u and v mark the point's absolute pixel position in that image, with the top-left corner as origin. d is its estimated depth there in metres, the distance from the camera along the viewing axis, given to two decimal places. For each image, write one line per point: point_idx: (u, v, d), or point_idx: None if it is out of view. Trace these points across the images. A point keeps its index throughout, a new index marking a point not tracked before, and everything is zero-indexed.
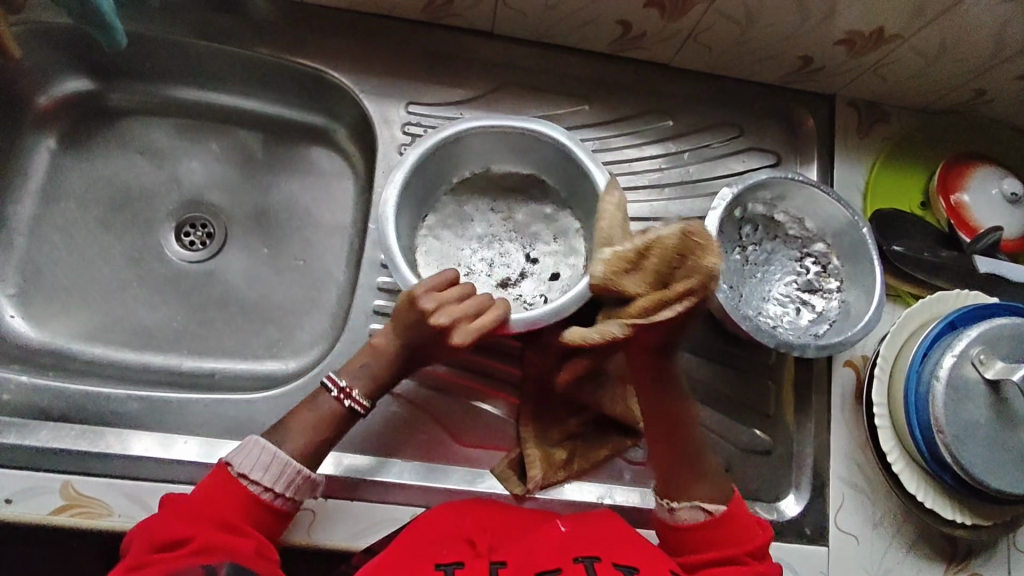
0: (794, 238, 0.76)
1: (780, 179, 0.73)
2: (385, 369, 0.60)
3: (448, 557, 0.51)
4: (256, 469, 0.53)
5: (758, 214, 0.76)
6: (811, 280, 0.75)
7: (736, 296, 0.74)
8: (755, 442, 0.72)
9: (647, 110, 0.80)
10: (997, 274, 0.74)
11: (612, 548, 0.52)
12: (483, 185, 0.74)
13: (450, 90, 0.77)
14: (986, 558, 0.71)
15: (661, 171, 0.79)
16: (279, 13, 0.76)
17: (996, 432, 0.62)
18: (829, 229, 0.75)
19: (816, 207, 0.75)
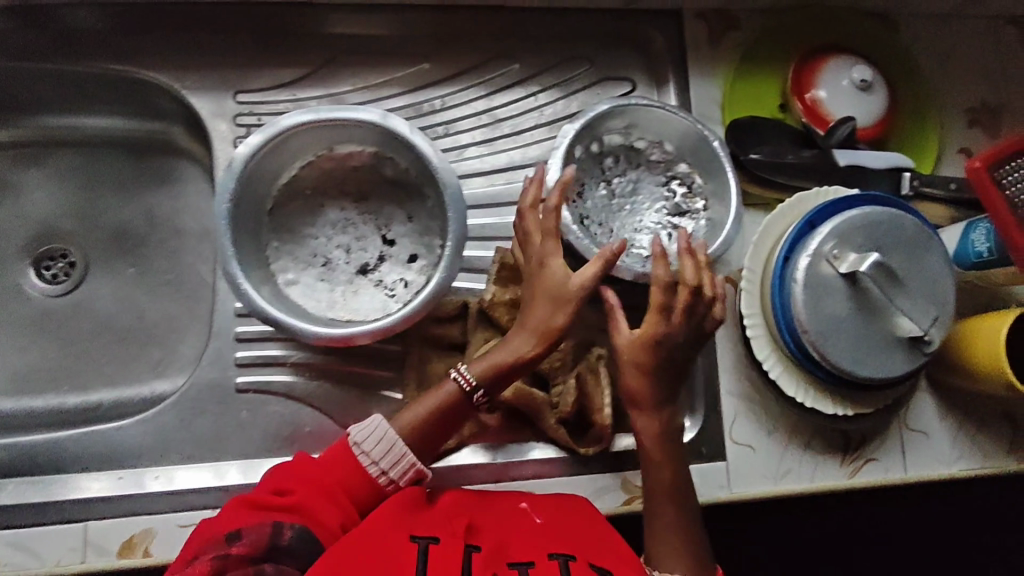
0: (656, 165, 0.75)
1: (623, 106, 0.71)
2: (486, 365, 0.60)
3: (424, 530, 0.51)
4: (370, 441, 0.56)
5: (616, 145, 0.75)
6: (678, 205, 0.74)
7: (601, 233, 0.72)
8: None
9: (491, 57, 0.77)
10: (857, 164, 0.73)
11: (588, 542, 0.54)
12: (326, 170, 0.70)
13: (280, 72, 0.73)
14: (881, 443, 0.73)
15: (514, 117, 0.77)
16: (79, 19, 0.71)
17: (859, 322, 0.62)
18: (687, 147, 0.74)
19: (672, 129, 0.73)
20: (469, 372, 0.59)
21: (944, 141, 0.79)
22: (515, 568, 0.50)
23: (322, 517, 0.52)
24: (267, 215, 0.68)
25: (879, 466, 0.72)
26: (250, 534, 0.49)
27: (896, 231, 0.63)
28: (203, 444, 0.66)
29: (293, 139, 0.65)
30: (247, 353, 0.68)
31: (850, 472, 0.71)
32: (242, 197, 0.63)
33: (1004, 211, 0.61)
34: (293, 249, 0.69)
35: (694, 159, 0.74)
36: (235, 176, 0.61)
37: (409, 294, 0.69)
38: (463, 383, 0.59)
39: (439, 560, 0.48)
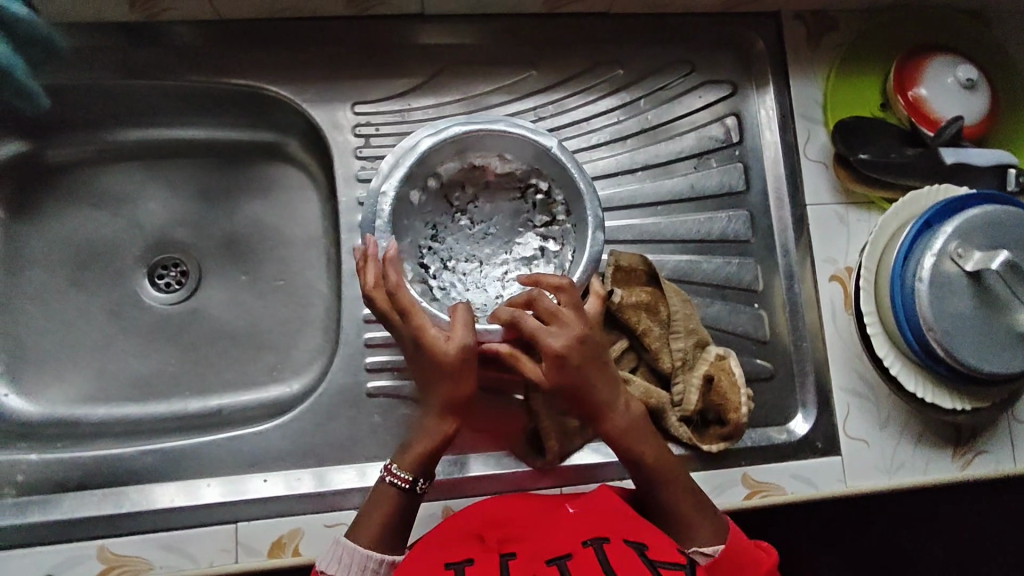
0: (504, 179, 0.75)
1: (446, 139, 0.69)
2: (419, 442, 0.59)
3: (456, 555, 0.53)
4: (332, 564, 0.56)
5: (451, 172, 0.74)
6: (539, 214, 0.75)
7: (472, 270, 0.74)
8: (757, 370, 0.74)
9: (594, 63, 0.78)
10: (962, 161, 0.73)
11: (620, 524, 0.55)
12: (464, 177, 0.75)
13: (394, 82, 0.75)
14: (992, 436, 0.74)
15: (620, 122, 0.78)
16: (201, 36, 0.73)
17: (983, 319, 0.64)
18: (530, 160, 0.73)
19: (502, 143, 0.72)
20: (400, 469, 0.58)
21: None
22: (553, 564, 0.50)
23: None
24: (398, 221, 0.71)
25: (990, 458, 0.73)
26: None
27: (1015, 231, 0.65)
28: (337, 446, 0.68)
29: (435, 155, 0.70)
30: (378, 357, 0.70)
31: (962, 465, 0.73)
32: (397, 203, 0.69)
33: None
34: (417, 251, 0.73)
35: (535, 165, 0.73)
36: (390, 203, 0.67)
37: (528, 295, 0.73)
38: (400, 482, 0.58)
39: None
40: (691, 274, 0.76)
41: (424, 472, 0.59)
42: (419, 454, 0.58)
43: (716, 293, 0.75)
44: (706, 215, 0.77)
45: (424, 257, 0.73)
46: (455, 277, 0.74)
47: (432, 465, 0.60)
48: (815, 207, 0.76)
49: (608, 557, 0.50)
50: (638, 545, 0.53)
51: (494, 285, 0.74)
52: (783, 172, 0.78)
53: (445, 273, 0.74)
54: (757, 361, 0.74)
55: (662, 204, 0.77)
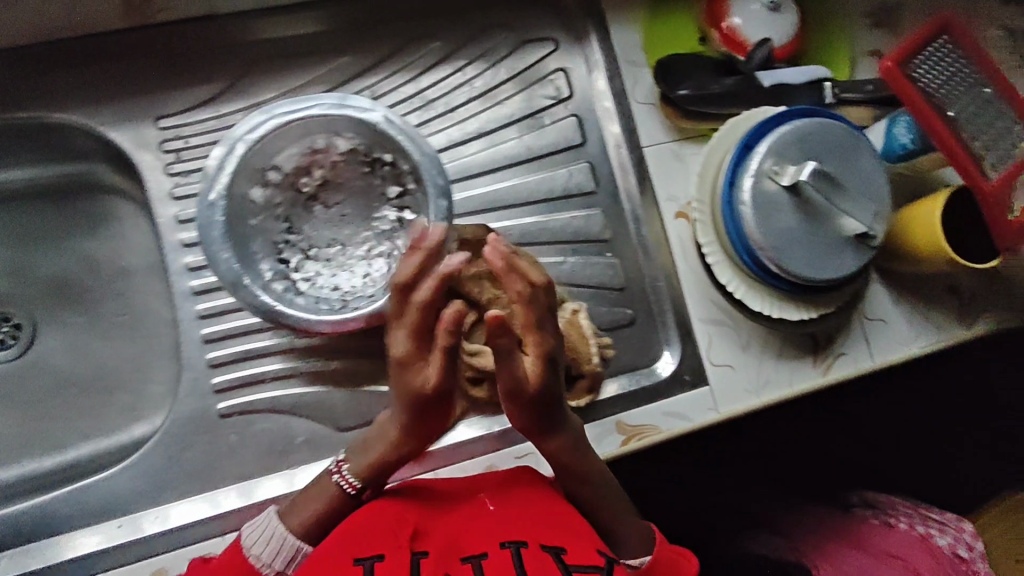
0: (349, 157, 0.67)
1: (265, 129, 0.63)
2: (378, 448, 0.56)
3: (367, 549, 0.50)
4: (259, 543, 0.54)
5: (290, 160, 0.66)
6: (390, 186, 0.68)
7: (337, 254, 0.68)
8: (618, 317, 0.75)
9: (409, 38, 0.75)
10: (779, 82, 0.75)
11: (538, 525, 0.54)
12: (302, 162, 0.67)
13: (197, 90, 0.71)
14: (847, 338, 0.77)
15: (447, 93, 0.75)
16: None
17: (808, 229, 0.66)
18: (364, 138, 0.65)
19: (331, 122, 0.64)
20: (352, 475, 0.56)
21: (854, 47, 0.82)
22: (467, 563, 0.50)
23: None
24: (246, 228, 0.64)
25: (848, 359, 0.77)
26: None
27: (823, 138, 0.66)
28: (195, 474, 0.64)
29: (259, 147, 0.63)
30: (224, 376, 0.67)
31: (823, 371, 0.76)
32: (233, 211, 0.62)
33: (940, 123, 0.65)
34: (271, 247, 0.66)
35: (370, 137, 0.65)
36: (223, 211, 0.61)
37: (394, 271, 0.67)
38: (346, 487, 0.56)
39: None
40: (539, 235, 0.74)
41: (376, 477, 0.57)
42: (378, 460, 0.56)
43: (568, 250, 0.75)
44: (546, 173, 0.75)
45: (282, 252, 0.66)
46: (320, 264, 0.67)
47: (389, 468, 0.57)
48: (653, 147, 0.76)
49: (523, 560, 0.50)
50: (555, 551, 0.52)
51: (360, 266, 0.68)
52: (616, 118, 0.78)
53: (308, 263, 0.67)
54: (618, 309, 0.75)
55: (504, 167, 0.74)
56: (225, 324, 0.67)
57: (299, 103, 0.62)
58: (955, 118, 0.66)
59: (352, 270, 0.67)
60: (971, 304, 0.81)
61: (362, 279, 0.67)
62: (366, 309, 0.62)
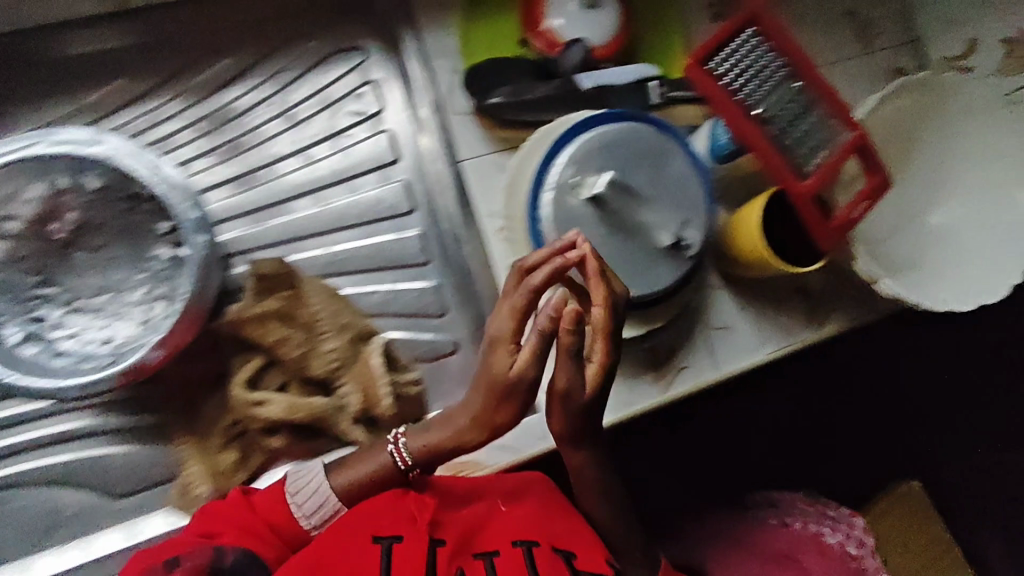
0: (102, 195, 0.59)
1: None
2: (432, 443, 0.57)
3: (389, 528, 0.55)
4: (302, 492, 0.57)
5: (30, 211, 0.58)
6: (158, 222, 0.60)
7: (107, 302, 0.61)
8: (442, 346, 0.70)
9: (195, 57, 0.68)
10: (603, 83, 0.70)
11: (547, 524, 0.62)
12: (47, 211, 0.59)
13: None
14: (690, 350, 0.73)
15: (239, 115, 0.69)
16: None
17: (616, 243, 0.61)
18: (107, 179, 0.57)
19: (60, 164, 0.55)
20: (407, 452, 0.58)
21: (691, 41, 0.78)
22: (478, 559, 0.57)
23: (264, 548, 0.54)
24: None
25: (691, 372, 0.73)
26: (190, 560, 0.50)
27: (628, 144, 0.61)
28: None
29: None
30: None
31: (665, 387, 0.72)
32: None
33: (755, 132, 0.61)
34: (22, 305, 0.59)
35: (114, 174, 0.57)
36: None
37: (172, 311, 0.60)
38: (400, 462, 0.58)
39: (400, 562, 0.53)
40: (348, 263, 0.69)
41: (422, 463, 0.59)
42: (423, 454, 0.58)
43: (380, 278, 0.69)
44: (352, 198, 0.70)
45: (35, 309, 0.60)
46: (87, 316, 0.61)
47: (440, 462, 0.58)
48: (471, 161, 0.70)
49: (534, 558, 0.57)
50: (566, 554, 0.60)
51: (135, 311, 0.61)
52: (432, 131, 0.72)
53: (72, 316, 0.61)
54: (441, 337, 0.70)
55: (305, 192, 0.69)
56: None
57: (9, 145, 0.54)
58: (772, 120, 0.62)
59: (125, 317, 0.61)
60: (820, 304, 0.77)
61: (135, 325, 0.60)
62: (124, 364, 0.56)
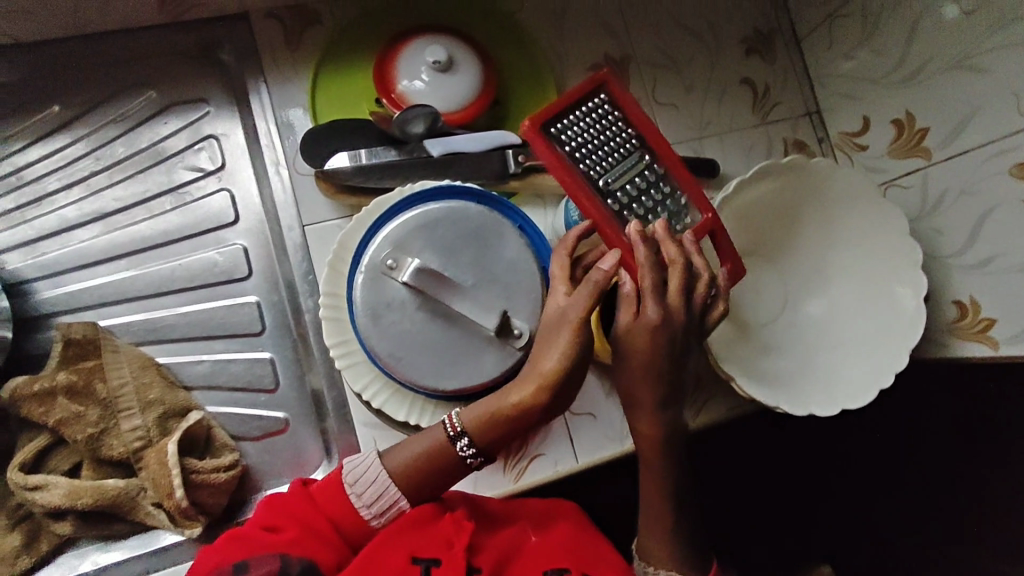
0: None
1: None
2: (489, 407, 0.55)
3: (425, 549, 0.52)
4: (373, 476, 0.54)
5: None
6: None
7: None
8: (269, 424, 0.65)
9: (27, 100, 0.66)
10: (452, 151, 0.66)
11: (577, 555, 0.57)
12: None
13: None
14: (546, 437, 0.67)
15: (68, 166, 0.67)
16: None
17: (433, 330, 0.57)
18: None
19: None
20: (458, 419, 0.55)
21: None
22: None
23: (321, 554, 0.50)
24: None
25: (547, 461, 0.67)
26: (258, 567, 0.47)
27: (456, 226, 0.59)
28: None
29: None
30: None
31: (514, 478, 0.66)
32: None
33: (601, 208, 0.56)
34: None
35: None
36: None
37: None
38: (450, 427, 0.55)
39: None
40: (172, 330, 0.64)
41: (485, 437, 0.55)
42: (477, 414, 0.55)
43: (205, 349, 0.65)
44: (182, 258, 0.66)
45: None
46: None
47: (488, 437, 0.55)
48: (314, 228, 0.66)
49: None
50: None
51: None
52: (276, 190, 0.68)
53: None
54: (268, 412, 0.65)
55: (129, 250, 0.66)
56: None
57: None
58: (614, 194, 0.57)
59: None
60: (696, 393, 0.70)
61: None
62: None
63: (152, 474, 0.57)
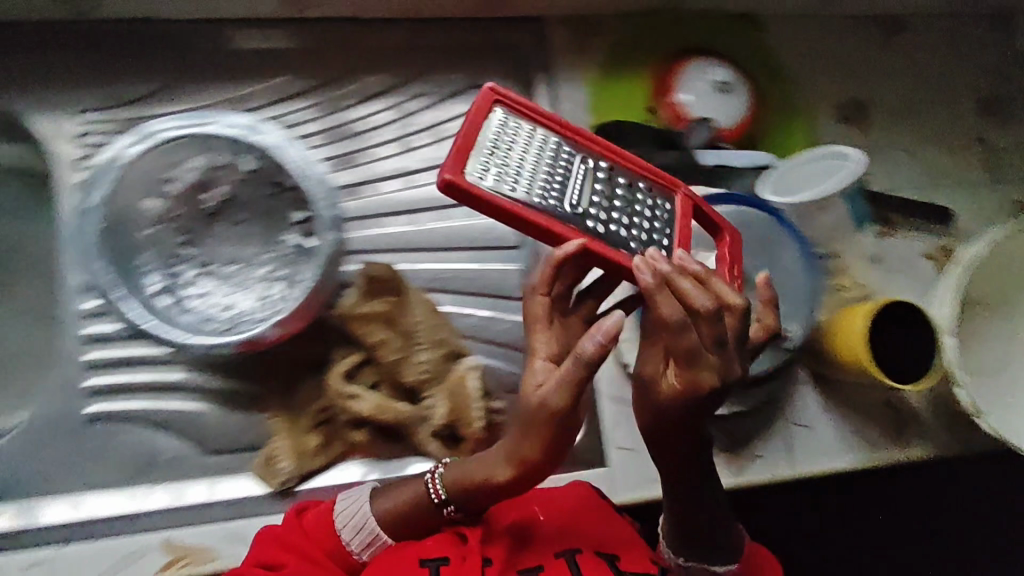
0: (254, 177, 0.66)
1: (168, 138, 0.63)
2: (512, 461, 0.50)
3: (433, 549, 0.52)
4: (351, 527, 0.53)
5: (192, 182, 0.66)
6: (295, 210, 0.67)
7: (234, 272, 0.67)
8: (522, 381, 0.71)
9: (349, 69, 0.75)
10: (723, 163, 0.73)
11: (586, 530, 0.57)
12: (207, 180, 0.66)
13: (111, 90, 0.69)
14: (766, 441, 0.73)
15: (379, 128, 0.75)
16: None
17: None
18: (266, 163, 0.65)
19: (228, 143, 0.64)
20: (441, 481, 0.53)
21: (812, 139, 0.80)
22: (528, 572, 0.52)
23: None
24: (132, 237, 0.64)
25: (765, 464, 0.72)
26: None
27: (743, 228, 0.64)
28: (43, 476, 0.63)
29: (153, 157, 0.64)
30: (95, 380, 0.65)
31: (734, 472, 0.71)
32: (120, 228, 0.63)
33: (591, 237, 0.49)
34: (167, 257, 0.65)
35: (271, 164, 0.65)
36: (104, 219, 0.62)
37: (290, 292, 0.65)
38: (434, 494, 0.53)
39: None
40: (450, 283, 0.72)
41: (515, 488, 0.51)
42: (491, 473, 0.51)
43: (477, 304, 0.72)
44: (468, 221, 0.74)
45: (173, 263, 0.65)
46: (214, 282, 0.66)
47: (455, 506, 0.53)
48: None
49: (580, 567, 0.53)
50: (611, 557, 0.55)
51: (257, 287, 0.66)
52: None
53: (203, 278, 0.66)
54: (523, 370, 0.71)
55: (422, 211, 0.74)
56: (104, 326, 0.66)
57: (207, 117, 0.63)
58: (593, 215, 0.51)
59: (245, 289, 0.66)
60: (901, 425, 0.75)
61: (251, 300, 0.65)
62: (242, 335, 0.61)
63: (444, 403, 0.65)
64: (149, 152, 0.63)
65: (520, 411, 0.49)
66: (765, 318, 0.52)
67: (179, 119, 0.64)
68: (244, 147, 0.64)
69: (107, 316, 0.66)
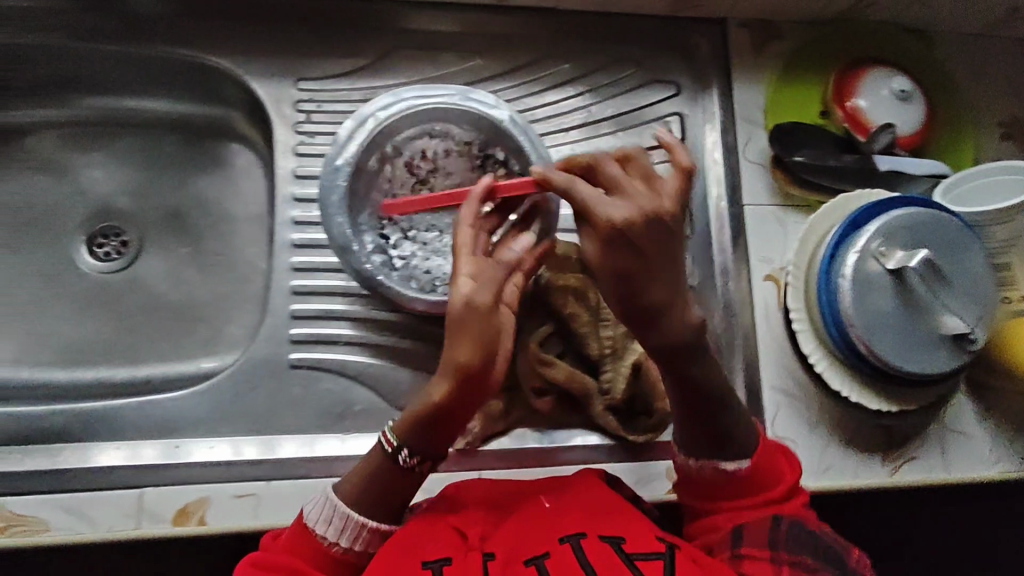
0: (465, 150, 0.70)
1: (401, 108, 0.68)
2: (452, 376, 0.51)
3: (433, 553, 0.49)
4: (321, 523, 0.51)
5: (407, 151, 0.70)
6: None
7: (433, 239, 0.70)
8: None
9: (542, 55, 0.78)
10: (897, 169, 0.75)
11: (606, 516, 0.51)
12: (420, 149, 0.70)
13: (329, 64, 0.76)
14: (921, 443, 0.73)
15: (565, 112, 0.78)
16: (165, 8, 0.74)
17: (904, 317, 0.65)
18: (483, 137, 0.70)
19: (453, 115, 0.69)
20: (391, 432, 0.53)
21: (981, 153, 0.81)
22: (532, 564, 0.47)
23: None
24: (355, 199, 0.67)
25: (920, 465, 0.72)
26: None
27: (938, 231, 0.66)
28: (250, 416, 0.68)
29: (384, 125, 0.68)
30: (301, 331, 0.71)
31: (891, 471, 0.72)
32: (353, 192, 0.67)
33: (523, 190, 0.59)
34: (379, 220, 0.68)
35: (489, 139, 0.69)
36: (345, 179, 0.65)
37: None
38: (388, 444, 0.53)
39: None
40: None
41: (451, 418, 0.52)
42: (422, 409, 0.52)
43: None
44: None
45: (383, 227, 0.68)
46: (416, 247, 0.69)
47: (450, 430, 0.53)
48: (753, 208, 0.76)
49: (586, 553, 0.47)
50: (617, 540, 0.48)
51: None
52: (724, 171, 0.78)
53: (406, 242, 0.69)
54: None
55: None
56: (315, 280, 0.72)
57: (438, 91, 0.68)
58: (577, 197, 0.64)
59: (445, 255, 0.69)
60: None
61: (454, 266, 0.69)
62: None
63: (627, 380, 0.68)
64: (382, 120, 0.67)
65: (455, 330, 0.52)
66: (680, 157, 0.55)
67: (410, 91, 0.68)
68: (469, 120, 0.69)
69: (336, 274, 0.72)
